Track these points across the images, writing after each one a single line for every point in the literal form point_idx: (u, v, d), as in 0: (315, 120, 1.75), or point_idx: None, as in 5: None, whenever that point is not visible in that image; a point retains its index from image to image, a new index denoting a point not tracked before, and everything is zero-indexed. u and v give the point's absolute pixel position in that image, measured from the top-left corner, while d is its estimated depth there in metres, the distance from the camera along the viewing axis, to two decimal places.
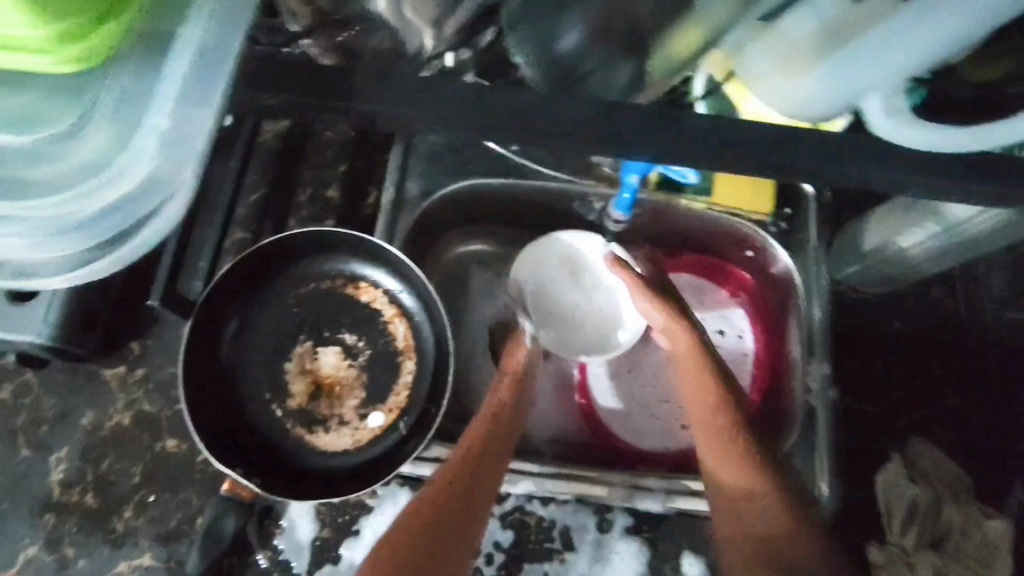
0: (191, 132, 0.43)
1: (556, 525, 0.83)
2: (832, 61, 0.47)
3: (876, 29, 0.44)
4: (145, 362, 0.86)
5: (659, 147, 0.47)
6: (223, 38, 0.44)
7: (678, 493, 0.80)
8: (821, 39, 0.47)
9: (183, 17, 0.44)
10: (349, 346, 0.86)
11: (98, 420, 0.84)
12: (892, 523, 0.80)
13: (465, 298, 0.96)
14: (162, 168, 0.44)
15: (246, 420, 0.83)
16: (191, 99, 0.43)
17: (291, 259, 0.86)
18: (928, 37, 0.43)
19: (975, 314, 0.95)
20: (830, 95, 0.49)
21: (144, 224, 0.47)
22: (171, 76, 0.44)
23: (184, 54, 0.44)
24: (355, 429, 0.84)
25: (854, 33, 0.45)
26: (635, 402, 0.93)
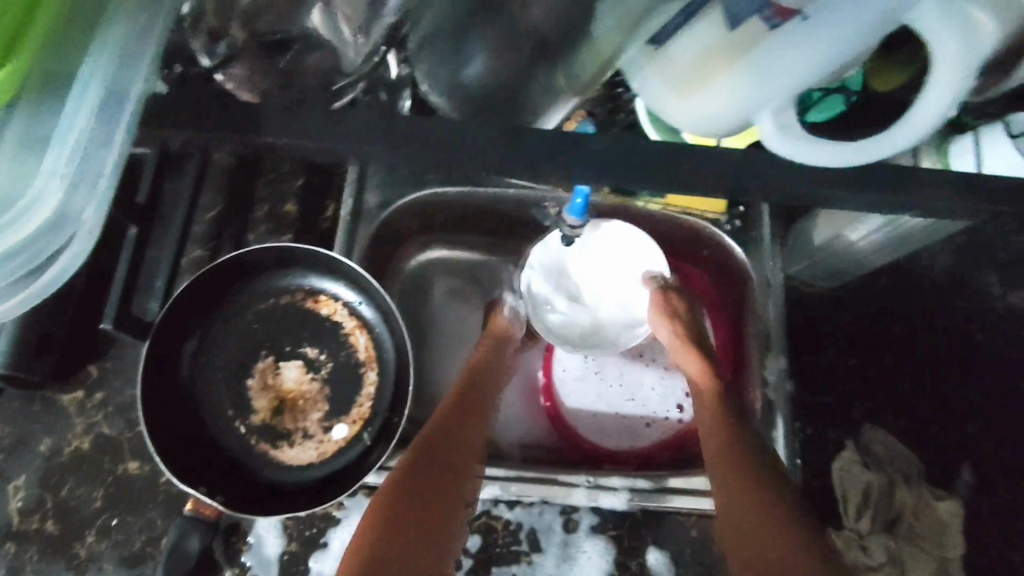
0: (99, 171, 0.43)
1: (522, 527, 0.83)
2: (727, 79, 0.44)
3: (763, 45, 0.42)
4: (103, 386, 0.85)
5: (561, 142, 0.44)
6: (128, 77, 0.42)
7: (642, 491, 0.81)
8: (711, 58, 0.44)
9: (77, 51, 0.42)
10: (312, 359, 0.86)
11: (57, 446, 0.83)
12: (848, 508, 0.81)
13: (430, 307, 0.96)
14: (72, 205, 0.43)
15: (206, 438, 0.82)
16: (94, 140, 0.42)
17: (248, 275, 0.85)
18: (811, 55, 0.40)
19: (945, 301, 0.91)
20: (726, 113, 0.46)
21: (54, 259, 0.46)
22: (70, 116, 0.41)
23: (84, 92, 0.41)
24: (320, 442, 0.84)
25: (745, 50, 0.42)
26: (600, 403, 0.92)
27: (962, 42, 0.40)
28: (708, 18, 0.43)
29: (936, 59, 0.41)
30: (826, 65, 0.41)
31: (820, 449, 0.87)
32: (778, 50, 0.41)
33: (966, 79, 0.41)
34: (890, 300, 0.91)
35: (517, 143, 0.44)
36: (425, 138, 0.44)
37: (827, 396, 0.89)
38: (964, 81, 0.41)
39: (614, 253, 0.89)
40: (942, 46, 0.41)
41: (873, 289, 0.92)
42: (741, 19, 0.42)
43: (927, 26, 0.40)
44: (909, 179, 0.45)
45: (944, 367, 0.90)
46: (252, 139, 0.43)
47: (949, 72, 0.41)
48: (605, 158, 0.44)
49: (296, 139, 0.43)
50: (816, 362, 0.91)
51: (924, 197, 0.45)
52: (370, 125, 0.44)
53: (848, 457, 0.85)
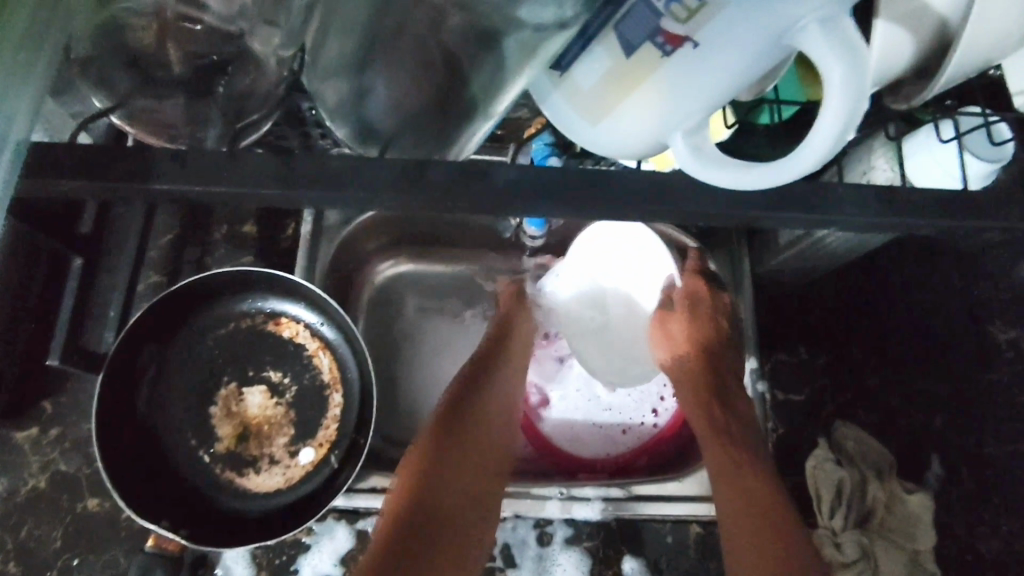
0: None
1: (496, 543, 0.79)
2: (628, 105, 0.38)
3: (661, 70, 0.36)
4: (58, 422, 0.82)
5: (473, 172, 0.41)
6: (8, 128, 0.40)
7: (616, 500, 0.78)
8: (610, 84, 0.38)
9: None
10: (275, 383, 0.84)
11: (13, 486, 0.80)
12: (821, 508, 0.73)
13: (402, 323, 0.93)
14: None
15: (169, 470, 0.80)
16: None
17: (206, 301, 0.83)
18: (712, 77, 0.35)
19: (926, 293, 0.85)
20: (635, 139, 0.40)
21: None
22: None
23: None
24: (286, 467, 0.82)
25: (641, 77, 0.37)
26: (579, 415, 0.88)
27: (849, 63, 0.32)
28: (604, 42, 0.37)
29: (821, 80, 0.33)
30: (732, 87, 0.36)
31: (793, 448, 0.80)
32: (678, 78, 0.35)
33: (861, 100, 0.33)
34: (855, 297, 0.86)
35: (422, 168, 0.41)
36: (337, 170, 0.41)
37: (799, 394, 0.82)
38: (858, 104, 0.32)
39: (614, 250, 0.82)
40: (826, 67, 0.32)
41: (841, 282, 0.86)
42: (635, 44, 0.36)
43: (816, 48, 0.32)
44: (830, 194, 0.41)
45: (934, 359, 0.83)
46: (153, 186, 0.40)
47: (837, 96, 0.32)
48: (526, 182, 0.40)
49: (210, 165, 0.41)
50: (789, 363, 0.83)
51: (842, 208, 0.40)
52: (271, 163, 0.41)
53: (821, 454, 0.76)
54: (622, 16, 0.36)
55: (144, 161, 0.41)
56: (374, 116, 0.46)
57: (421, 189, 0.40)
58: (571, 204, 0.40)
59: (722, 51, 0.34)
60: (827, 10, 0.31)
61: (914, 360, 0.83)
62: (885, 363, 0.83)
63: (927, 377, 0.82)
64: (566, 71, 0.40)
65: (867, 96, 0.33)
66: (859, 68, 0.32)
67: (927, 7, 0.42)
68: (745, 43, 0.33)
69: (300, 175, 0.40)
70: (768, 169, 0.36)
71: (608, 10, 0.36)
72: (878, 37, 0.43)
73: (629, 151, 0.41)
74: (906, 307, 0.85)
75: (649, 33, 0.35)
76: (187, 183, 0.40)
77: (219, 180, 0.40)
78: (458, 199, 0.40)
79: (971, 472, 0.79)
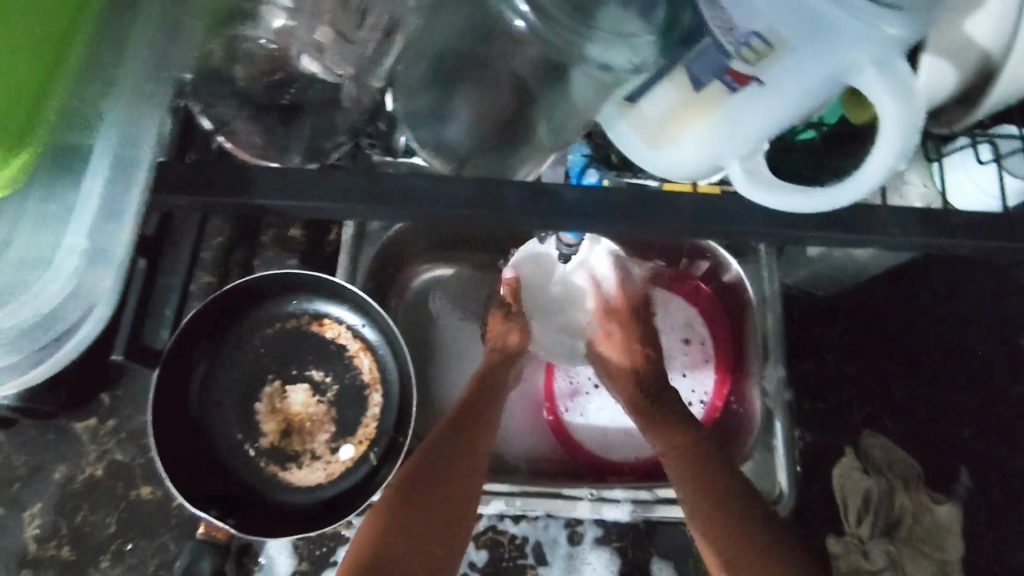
0: (111, 243, 0.40)
1: (528, 541, 0.79)
2: (696, 132, 0.40)
3: (730, 102, 0.38)
4: (116, 414, 0.78)
5: (537, 193, 0.42)
6: (134, 146, 0.40)
7: (645, 502, 0.72)
8: (678, 111, 0.40)
9: (93, 120, 0.41)
10: (318, 382, 0.75)
11: (70, 473, 0.76)
12: (848, 515, 0.74)
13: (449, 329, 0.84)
14: (90, 278, 0.40)
15: (205, 466, 0.72)
16: (104, 213, 0.40)
17: (253, 300, 0.74)
18: (777, 110, 0.37)
19: (969, 308, 0.83)
20: (697, 163, 0.42)
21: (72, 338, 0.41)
22: (90, 185, 0.40)
23: (101, 167, 0.40)
24: (328, 463, 0.73)
25: (709, 107, 0.39)
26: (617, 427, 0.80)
27: (905, 101, 0.34)
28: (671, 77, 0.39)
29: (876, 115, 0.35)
30: (791, 120, 0.38)
31: (820, 457, 0.79)
32: (744, 111, 0.38)
33: (914, 132, 0.35)
34: (889, 312, 0.83)
35: (499, 194, 0.42)
36: (415, 191, 0.41)
37: (826, 403, 0.81)
38: (911, 137, 0.35)
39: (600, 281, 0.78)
40: (883, 107, 0.35)
41: (873, 294, 0.83)
42: (703, 81, 0.38)
43: (872, 89, 0.34)
44: (870, 213, 0.43)
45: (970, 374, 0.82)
46: (243, 200, 0.40)
47: (892, 130, 0.35)
48: (589, 203, 0.42)
49: (303, 181, 0.41)
50: (815, 372, 0.81)
51: (882, 227, 0.43)
52: (358, 186, 0.41)
53: (848, 462, 0.77)
54: (692, 56, 0.38)
55: (240, 175, 0.40)
56: (452, 135, 0.46)
57: (496, 212, 0.42)
58: (631, 222, 0.42)
59: (789, 87, 0.36)
60: (886, 55, 0.33)
61: (948, 372, 0.82)
62: (916, 376, 0.81)
63: (959, 388, 0.81)
64: (634, 102, 0.42)
65: (920, 127, 0.36)
66: (913, 105, 0.35)
67: (971, 43, 0.44)
68: (809, 81, 0.35)
69: (380, 193, 0.41)
70: (827, 192, 0.39)
71: (677, 50, 0.38)
72: (924, 70, 0.45)
73: (686, 175, 0.44)
74: (946, 322, 0.83)
75: (717, 71, 0.37)
76: (285, 198, 0.40)
77: (309, 200, 0.41)
78: (531, 222, 0.42)
79: (1002, 484, 0.79)
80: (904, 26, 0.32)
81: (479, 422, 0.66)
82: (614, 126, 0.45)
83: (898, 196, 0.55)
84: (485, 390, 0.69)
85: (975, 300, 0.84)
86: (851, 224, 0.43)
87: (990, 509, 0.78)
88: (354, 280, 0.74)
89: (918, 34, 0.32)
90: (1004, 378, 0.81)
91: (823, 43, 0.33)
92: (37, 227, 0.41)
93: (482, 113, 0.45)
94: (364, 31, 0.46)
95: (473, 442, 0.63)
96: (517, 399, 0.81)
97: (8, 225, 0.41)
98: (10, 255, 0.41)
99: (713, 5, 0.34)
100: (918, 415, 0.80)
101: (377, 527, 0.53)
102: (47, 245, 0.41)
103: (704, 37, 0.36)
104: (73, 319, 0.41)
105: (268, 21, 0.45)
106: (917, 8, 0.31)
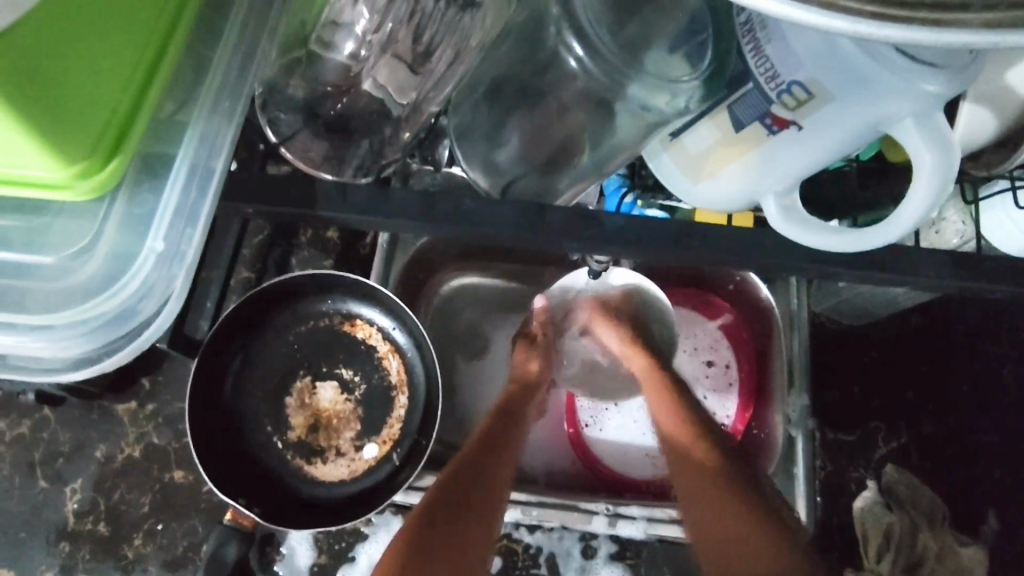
0: (184, 247, 0.42)
1: (542, 551, 0.78)
2: (738, 168, 0.42)
3: (772, 141, 0.39)
4: (155, 398, 0.79)
5: (580, 218, 0.44)
6: (212, 154, 0.42)
7: (662, 522, 0.72)
8: (720, 147, 0.42)
9: (179, 126, 0.42)
10: (346, 380, 0.75)
11: (111, 452, 0.77)
12: (868, 551, 0.73)
13: (480, 338, 0.83)
14: (160, 279, 0.42)
15: (233, 452, 0.71)
16: (182, 217, 0.41)
17: (284, 300, 0.74)
18: (815, 151, 0.39)
19: (1008, 349, 0.81)
20: (735, 198, 0.43)
21: (144, 328, 0.43)
22: (166, 191, 0.41)
23: (177, 173, 0.41)
24: (352, 459, 0.73)
25: (750, 146, 0.40)
26: (637, 447, 0.80)
27: (939, 153, 0.35)
28: (713, 116, 0.41)
29: (912, 163, 0.36)
30: (828, 161, 0.40)
31: (841, 487, 0.77)
32: (783, 152, 0.40)
33: (947, 184, 0.36)
34: (920, 346, 0.81)
35: (543, 211, 0.44)
36: (465, 212, 0.44)
37: (853, 434, 0.78)
38: (943, 189, 0.36)
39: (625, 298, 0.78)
40: (917, 154, 0.35)
41: (902, 327, 0.81)
42: (744, 122, 0.40)
43: (906, 137, 0.35)
44: (905, 256, 0.43)
45: (1004, 417, 0.79)
46: (304, 211, 0.43)
47: (926, 180, 0.35)
48: (626, 230, 0.44)
49: (366, 198, 0.44)
50: (839, 401, 0.79)
51: (916, 267, 0.43)
52: (413, 207, 0.44)
53: (870, 496, 0.75)
54: (736, 98, 0.40)
55: (306, 192, 0.44)
56: (500, 159, 0.49)
57: (540, 228, 0.44)
58: (663, 248, 0.43)
59: (828, 130, 0.37)
60: (923, 108, 0.34)
61: (979, 413, 0.80)
62: (946, 414, 0.79)
63: (986, 428, 0.79)
64: (677, 137, 0.44)
65: (954, 179, 0.36)
66: (949, 158, 0.35)
67: (1009, 89, 0.44)
68: (849, 125, 0.37)
69: (431, 213, 0.43)
70: (860, 233, 0.40)
71: (723, 91, 0.40)
72: (963, 116, 0.45)
73: (722, 208, 0.45)
74: (984, 362, 0.81)
75: (759, 114, 0.39)
76: (346, 213, 0.43)
77: (367, 215, 0.44)
78: (568, 241, 0.44)
79: None
80: (941, 83, 0.33)
81: (504, 440, 0.64)
82: (655, 163, 0.46)
83: (934, 231, 0.56)
84: (509, 415, 0.67)
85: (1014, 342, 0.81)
86: (885, 265, 0.43)
87: (1015, 554, 0.76)
88: (386, 284, 0.76)
89: (956, 90, 0.33)
90: None
91: (861, 94, 0.35)
92: (114, 228, 0.41)
93: (530, 140, 0.49)
94: (432, 62, 0.46)
95: (502, 459, 0.62)
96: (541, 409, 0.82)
97: (84, 225, 0.41)
98: (87, 255, 0.41)
99: (757, 53, 0.37)
100: (952, 455, 0.78)
101: (394, 558, 0.51)
102: (123, 246, 0.41)
103: (748, 81, 0.39)
104: (146, 314, 0.43)
105: (341, 46, 0.47)
106: (954, 68, 0.33)
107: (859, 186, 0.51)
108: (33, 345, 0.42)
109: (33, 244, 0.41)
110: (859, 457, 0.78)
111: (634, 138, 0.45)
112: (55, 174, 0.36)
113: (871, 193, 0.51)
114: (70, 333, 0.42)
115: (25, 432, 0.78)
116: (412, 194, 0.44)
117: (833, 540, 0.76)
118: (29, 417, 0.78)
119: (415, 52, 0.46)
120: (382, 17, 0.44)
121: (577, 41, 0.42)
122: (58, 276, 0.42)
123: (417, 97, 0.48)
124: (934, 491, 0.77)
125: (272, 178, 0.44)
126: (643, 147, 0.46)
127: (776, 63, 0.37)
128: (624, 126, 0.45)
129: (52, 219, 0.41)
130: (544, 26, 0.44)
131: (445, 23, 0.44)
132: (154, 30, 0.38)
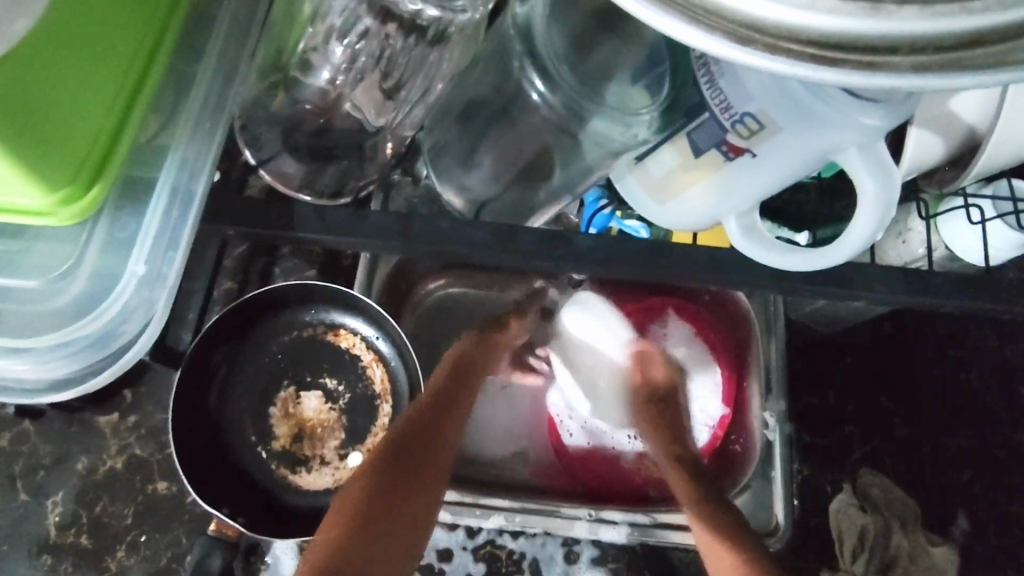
0: (164, 269, 0.42)
1: (525, 557, 0.76)
2: (701, 191, 0.44)
3: (730, 166, 0.42)
4: (138, 409, 0.79)
5: (552, 238, 0.45)
6: (192, 177, 0.43)
7: (643, 526, 0.73)
8: (682, 171, 0.44)
9: (160, 150, 0.42)
10: (330, 390, 0.75)
11: (93, 464, 0.77)
12: (843, 551, 0.74)
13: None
14: (141, 298, 0.42)
15: (214, 464, 0.71)
16: (164, 238, 0.42)
17: (267, 312, 0.74)
18: (767, 175, 0.41)
19: (975, 355, 0.83)
20: (697, 217, 0.46)
21: (126, 349, 0.44)
22: (150, 214, 0.42)
23: (160, 196, 0.42)
24: (337, 468, 0.73)
25: (709, 169, 0.43)
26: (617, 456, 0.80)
27: (881, 182, 0.37)
28: (672, 142, 0.43)
29: (856, 192, 0.38)
30: (782, 185, 0.42)
31: (817, 491, 0.78)
32: (739, 176, 0.42)
33: (891, 208, 0.38)
34: (892, 351, 0.83)
35: (516, 231, 0.45)
36: (440, 232, 0.45)
37: (828, 438, 0.80)
38: (886, 215, 0.38)
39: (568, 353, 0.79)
40: (860, 183, 0.37)
41: (874, 333, 0.83)
42: (702, 149, 0.42)
43: (850, 166, 0.38)
44: (860, 274, 0.45)
45: (973, 419, 0.81)
46: (285, 234, 0.44)
47: (869, 208, 0.38)
48: (598, 250, 0.45)
49: (344, 219, 0.45)
50: (815, 406, 0.81)
51: (872, 285, 0.45)
52: (390, 228, 0.45)
53: (845, 498, 0.76)
54: (693, 127, 0.42)
55: (285, 214, 0.45)
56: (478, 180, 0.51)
57: (514, 246, 0.45)
58: (634, 264, 0.45)
59: (779, 159, 0.40)
60: (866, 139, 0.36)
61: (950, 415, 0.81)
62: (918, 418, 0.81)
63: (956, 430, 0.81)
64: (642, 161, 0.46)
65: (895, 204, 0.38)
66: (890, 185, 0.37)
67: (960, 116, 0.46)
68: (798, 152, 0.39)
69: (406, 232, 0.45)
70: (817, 254, 0.42)
71: (681, 120, 0.42)
72: (911, 142, 0.46)
73: (685, 227, 0.48)
74: (954, 367, 0.82)
75: (715, 142, 0.41)
76: (325, 234, 0.44)
77: (344, 236, 0.45)
78: (543, 262, 0.45)
79: (998, 530, 0.78)
80: (880, 117, 0.35)
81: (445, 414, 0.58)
82: (623, 183, 0.48)
83: (901, 241, 0.57)
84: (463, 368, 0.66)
85: (983, 347, 0.83)
86: (843, 281, 0.45)
87: (985, 553, 0.78)
88: (369, 294, 0.77)
89: (896, 123, 0.35)
90: (1006, 427, 0.81)
91: (807, 127, 0.37)
92: (96, 251, 0.42)
93: (504, 161, 0.51)
94: (404, 91, 0.48)
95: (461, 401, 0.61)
96: (499, 404, 0.82)
97: (66, 249, 0.41)
98: (69, 277, 0.42)
99: (712, 86, 0.39)
100: (925, 458, 0.80)
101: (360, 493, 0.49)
102: (106, 267, 0.42)
103: (705, 112, 0.40)
104: (128, 336, 0.43)
105: (317, 73, 0.48)
106: (894, 103, 0.34)
107: (820, 202, 0.54)
108: (18, 368, 0.43)
109: (11, 271, 0.41)
110: (833, 461, 0.79)
111: (603, 162, 0.48)
112: (38, 202, 0.36)
113: (834, 208, 0.54)
114: (53, 355, 0.43)
115: (5, 444, 0.78)
116: (386, 216, 0.45)
117: (808, 542, 0.76)
118: (10, 429, 0.78)
119: (384, 86, 0.47)
120: (355, 49, 0.46)
121: (539, 77, 0.45)
122: (40, 299, 0.42)
123: (393, 123, 0.50)
124: (909, 494, 0.78)
125: (242, 204, 0.45)
126: (611, 171, 0.48)
127: (730, 95, 0.39)
128: (593, 148, 0.47)
129: (29, 245, 0.41)
130: (513, 55, 0.47)
131: (415, 58, 0.45)
132: (137, 55, 0.39)
